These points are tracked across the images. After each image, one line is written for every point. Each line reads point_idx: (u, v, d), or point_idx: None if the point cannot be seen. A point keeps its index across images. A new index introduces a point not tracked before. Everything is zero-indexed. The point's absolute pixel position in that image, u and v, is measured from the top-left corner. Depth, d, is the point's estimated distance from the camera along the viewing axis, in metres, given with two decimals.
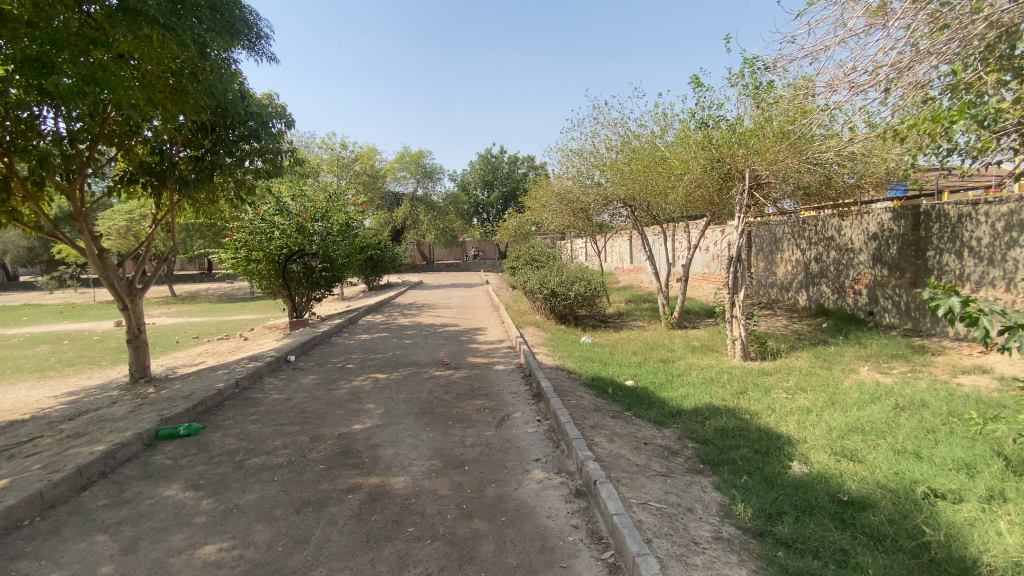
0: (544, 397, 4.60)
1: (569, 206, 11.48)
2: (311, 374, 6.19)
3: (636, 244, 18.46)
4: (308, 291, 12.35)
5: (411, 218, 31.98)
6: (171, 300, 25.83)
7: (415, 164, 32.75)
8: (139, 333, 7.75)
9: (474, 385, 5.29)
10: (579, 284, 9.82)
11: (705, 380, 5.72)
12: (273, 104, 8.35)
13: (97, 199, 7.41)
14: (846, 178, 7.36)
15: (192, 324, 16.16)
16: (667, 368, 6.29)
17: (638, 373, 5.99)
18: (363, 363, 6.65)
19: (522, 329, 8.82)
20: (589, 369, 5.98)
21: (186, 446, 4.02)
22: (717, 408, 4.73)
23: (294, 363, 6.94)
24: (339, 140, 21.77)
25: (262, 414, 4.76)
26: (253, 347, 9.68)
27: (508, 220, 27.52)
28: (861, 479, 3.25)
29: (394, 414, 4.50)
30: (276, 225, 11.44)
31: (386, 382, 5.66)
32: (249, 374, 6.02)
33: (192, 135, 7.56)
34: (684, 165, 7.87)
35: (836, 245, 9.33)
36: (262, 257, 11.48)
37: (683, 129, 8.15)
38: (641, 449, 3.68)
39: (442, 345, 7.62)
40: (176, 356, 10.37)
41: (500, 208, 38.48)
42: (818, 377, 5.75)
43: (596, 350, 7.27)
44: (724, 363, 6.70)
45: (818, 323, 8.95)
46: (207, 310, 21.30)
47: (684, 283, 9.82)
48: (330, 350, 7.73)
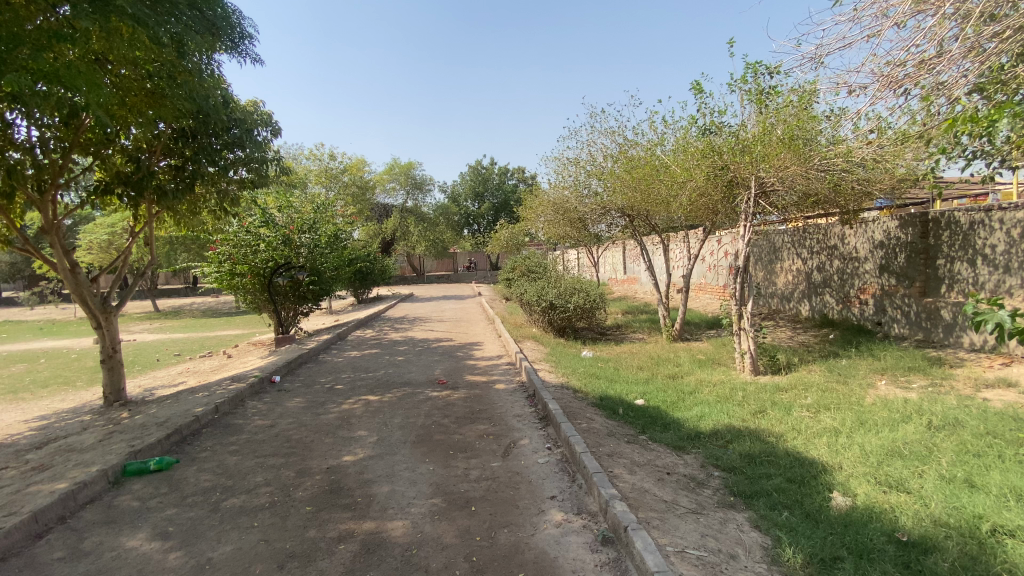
0: (553, 421, 4.24)
1: (564, 215, 11.18)
2: (297, 397, 5.75)
3: (630, 254, 18.26)
4: (294, 306, 11.89)
5: (401, 230, 31.57)
6: (154, 315, 25.08)
7: (405, 176, 32.47)
8: (113, 353, 7.22)
9: (475, 407, 4.91)
10: (578, 295, 9.49)
11: (719, 398, 5.40)
12: (258, 111, 7.98)
13: (70, 211, 6.90)
14: (854, 186, 7.16)
15: (174, 341, 15.53)
16: (676, 384, 5.96)
17: (647, 391, 5.65)
18: (353, 383, 6.23)
19: (520, 343, 8.45)
20: (595, 387, 5.63)
21: (156, 484, 3.57)
22: (739, 430, 4.39)
23: (279, 384, 6.49)
24: (328, 151, 21.41)
25: (242, 444, 4.32)
26: (237, 366, 9.18)
27: (499, 231, 27.24)
28: (915, 515, 2.92)
29: (389, 443, 4.11)
30: (261, 237, 11.01)
31: (378, 405, 5.25)
32: (230, 398, 5.57)
33: (172, 143, 7.13)
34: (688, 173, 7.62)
35: (839, 253, 9.12)
36: (247, 271, 11.05)
37: (685, 136, 7.92)
38: (665, 482, 3.32)
39: (437, 362, 7.23)
40: (155, 376, 9.82)
41: (490, 219, 38.25)
42: (836, 393, 5.46)
43: (599, 366, 6.92)
44: (735, 378, 6.38)
45: (825, 334, 8.70)
46: (190, 325, 20.64)
47: (686, 294, 9.53)
48: (317, 369, 7.29)
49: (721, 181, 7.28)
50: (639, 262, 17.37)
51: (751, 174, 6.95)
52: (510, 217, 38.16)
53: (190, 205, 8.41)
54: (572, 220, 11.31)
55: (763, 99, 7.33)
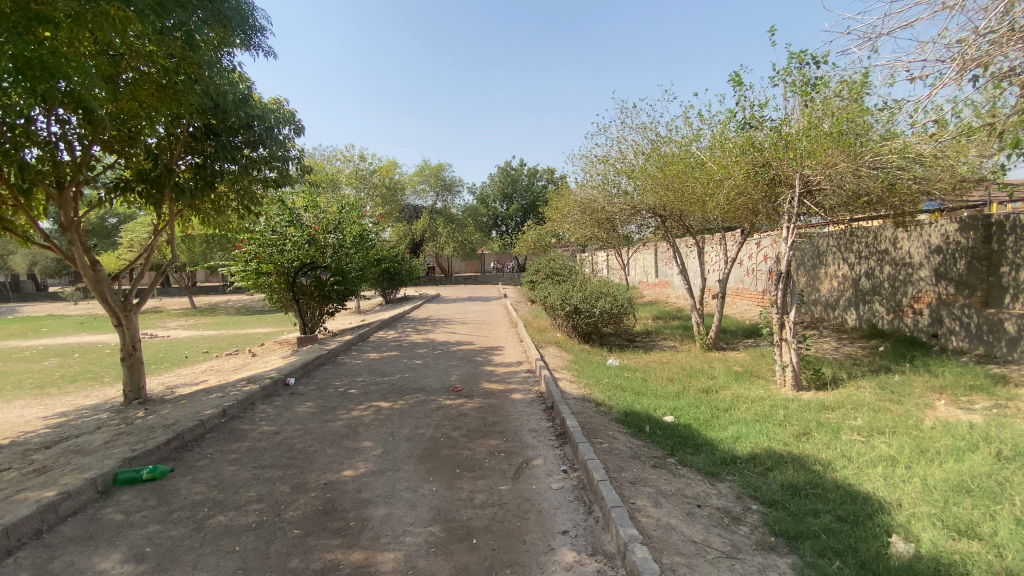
0: (571, 439, 3.87)
1: (593, 216, 10.76)
2: (307, 402, 5.55)
3: (662, 257, 17.67)
4: (318, 306, 11.84)
5: (430, 231, 31.58)
6: (191, 312, 25.78)
7: (435, 177, 32.52)
8: (133, 350, 7.27)
9: (488, 419, 4.59)
10: (604, 299, 9.06)
11: (757, 417, 4.92)
12: (280, 109, 7.90)
13: (92, 209, 6.97)
14: (910, 185, 6.53)
15: (206, 338, 15.80)
16: (710, 399, 5.49)
17: (677, 406, 5.21)
18: (367, 388, 6.00)
19: (542, 349, 8.10)
20: (619, 400, 5.23)
21: (145, 496, 3.40)
22: (778, 456, 3.92)
23: (293, 386, 6.33)
24: (359, 152, 21.52)
25: (243, 453, 4.12)
26: (259, 365, 9.16)
27: (528, 232, 26.88)
28: (995, 570, 2.43)
29: (393, 457, 3.83)
30: (288, 237, 10.97)
31: (389, 413, 4.99)
32: (240, 402, 5.42)
33: (191, 140, 7.08)
34: (724, 171, 7.15)
35: (891, 258, 8.41)
36: (272, 270, 11.04)
37: (722, 131, 7.41)
38: (695, 518, 2.92)
39: (455, 368, 6.94)
40: (180, 373, 9.90)
41: (520, 220, 37.94)
42: (890, 414, 4.89)
43: (626, 376, 6.51)
44: (775, 394, 5.86)
45: (874, 346, 8.02)
46: (224, 323, 21.06)
47: (721, 300, 8.98)
48: (333, 371, 7.10)
49: (761, 179, 6.77)
50: (672, 265, 16.77)
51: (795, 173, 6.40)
52: (539, 219, 37.79)
53: (214, 203, 8.39)
54: (601, 221, 10.87)
55: (809, 91, 6.76)
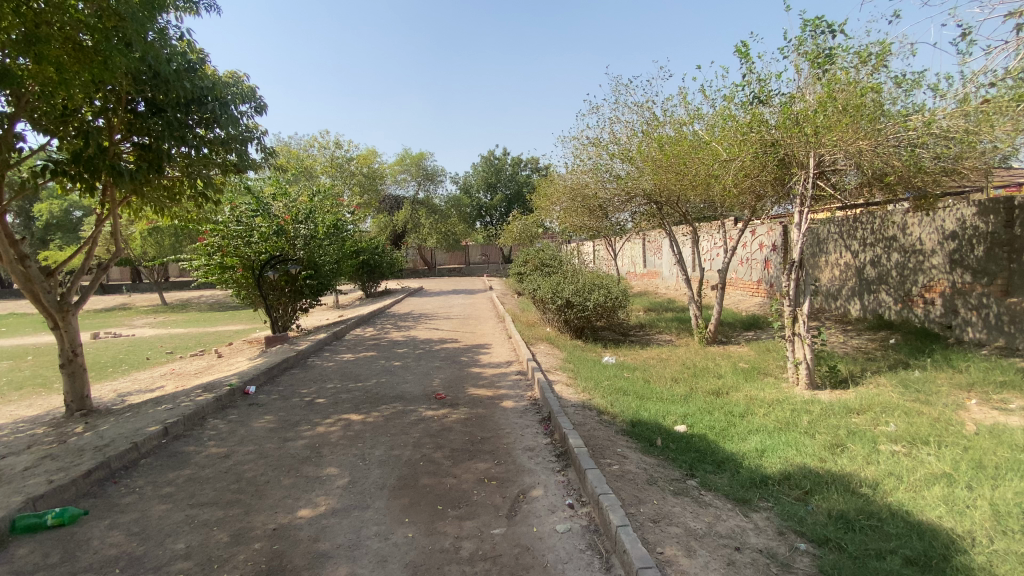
0: (575, 462, 3.25)
1: (583, 203, 10.13)
2: (267, 415, 4.84)
3: (650, 247, 17.27)
4: (289, 302, 11.03)
5: (412, 222, 30.68)
6: (159, 309, 24.51)
7: (417, 166, 31.60)
8: (73, 356, 6.43)
9: (476, 435, 3.94)
10: (598, 291, 8.46)
11: (779, 424, 4.35)
12: (238, 84, 7.09)
13: (20, 197, 6.07)
14: (930, 164, 6.03)
15: (172, 338, 14.82)
16: (723, 403, 4.92)
17: (688, 413, 4.63)
18: (336, 397, 5.29)
19: (533, 347, 7.48)
20: (623, 407, 4.62)
21: (46, 549, 2.69)
22: (817, 478, 3.35)
23: (253, 395, 5.59)
24: (336, 139, 20.55)
25: (180, 485, 3.41)
26: (223, 368, 8.37)
27: (513, 223, 26.20)
28: None
29: (362, 488, 3.17)
30: (255, 227, 10.17)
31: (360, 428, 4.32)
32: (187, 418, 4.68)
33: (130, 115, 6.20)
34: (730, 149, 6.58)
35: (899, 246, 7.96)
36: (237, 264, 10.24)
37: (723, 108, 6.79)
38: (738, 572, 2.33)
39: (437, 370, 6.27)
40: (135, 378, 9.03)
41: (504, 210, 37.17)
42: (924, 419, 4.39)
43: (626, 376, 5.92)
44: (791, 394, 5.33)
45: (884, 339, 7.58)
46: (195, 320, 19.95)
47: (720, 292, 8.44)
48: (302, 376, 6.37)
49: (770, 159, 6.20)
50: (661, 254, 16.30)
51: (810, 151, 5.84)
52: (524, 208, 37.14)
53: (165, 188, 7.56)
54: (592, 209, 10.24)
55: (820, 64, 6.17)
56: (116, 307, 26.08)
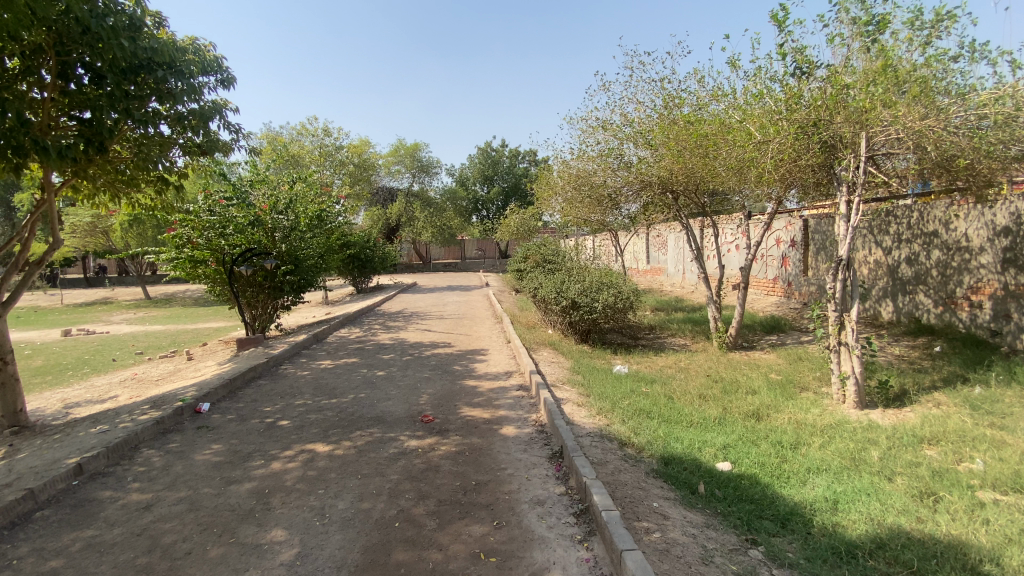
0: (604, 531, 2.41)
1: (588, 192, 9.24)
2: (214, 444, 3.96)
3: (655, 242, 16.50)
4: (267, 300, 10.11)
5: (406, 214, 29.68)
6: (142, 304, 23.47)
7: (411, 158, 30.68)
8: (4, 363, 5.53)
9: (471, 479, 3.10)
10: (606, 290, 7.59)
11: (843, 461, 3.52)
12: (195, 50, 6.24)
13: None
14: (996, 148, 5.20)
15: (146, 336, 13.83)
16: (766, 431, 4.07)
17: (728, 445, 3.80)
18: (302, 419, 4.42)
19: (534, 354, 6.62)
20: (649, 437, 3.79)
21: None
22: (921, 550, 2.51)
23: (205, 415, 4.71)
24: (326, 127, 19.61)
25: (73, 557, 2.55)
26: (189, 376, 7.44)
27: (510, 216, 25.31)
28: None
29: (312, 568, 2.31)
30: (230, 217, 9.26)
31: (325, 465, 3.46)
32: (113, 450, 3.81)
33: (67, 84, 5.31)
34: (763, 132, 5.75)
35: (940, 242, 7.14)
36: (209, 258, 9.35)
37: (754, 85, 5.93)
38: None
39: (425, 383, 5.41)
40: (91, 385, 8.04)
41: (501, 203, 36.31)
42: (1018, 453, 3.58)
43: (645, 392, 5.07)
44: (843, 417, 4.50)
45: (926, 346, 6.77)
46: (176, 317, 18.95)
47: (742, 292, 7.60)
48: (268, 389, 5.49)
49: (809, 141, 5.40)
50: (666, 249, 15.59)
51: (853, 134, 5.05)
52: (521, 202, 36.28)
53: (119, 172, 6.74)
54: (598, 202, 9.36)
55: (872, 31, 5.29)
56: (97, 301, 24.97)
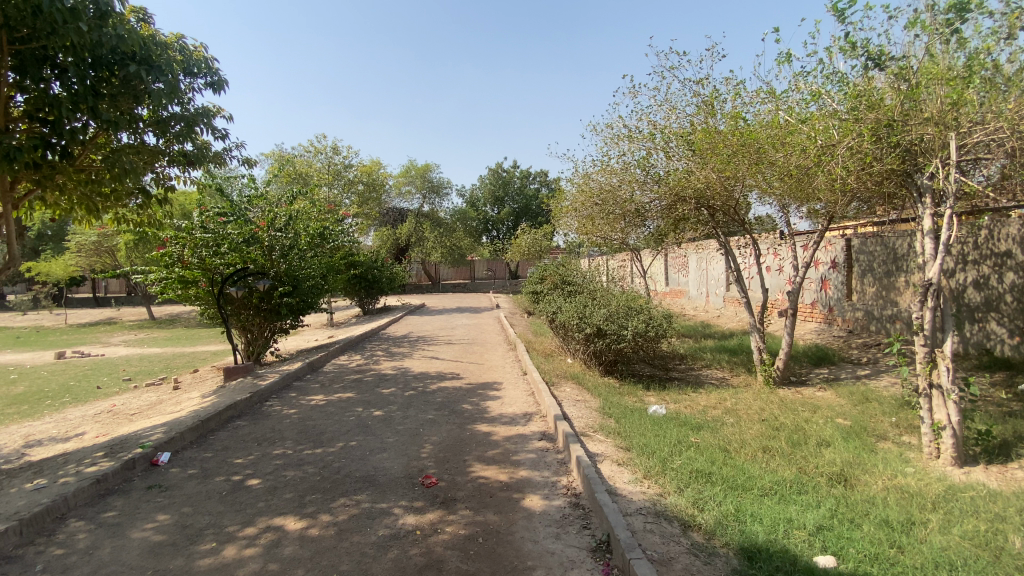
0: None
1: (611, 209, 8.49)
2: (161, 515, 3.13)
3: (674, 263, 15.72)
4: (262, 324, 9.35)
5: (416, 235, 29.11)
6: (145, 325, 22.85)
7: (422, 178, 30.24)
8: None
9: None
10: (635, 316, 6.75)
11: (987, 554, 2.62)
12: (182, 49, 5.64)
13: None
14: None
15: (138, 360, 13.05)
16: (864, 506, 3.15)
17: (823, 527, 2.88)
18: (275, 478, 3.58)
19: (557, 390, 5.76)
20: (717, 515, 2.91)
21: None
22: None
23: (162, 469, 3.89)
24: (335, 145, 19.18)
25: None
26: (168, 410, 6.63)
27: (521, 237, 24.65)
28: None
29: None
30: (225, 235, 8.60)
31: (294, 552, 2.62)
32: (31, 522, 2.99)
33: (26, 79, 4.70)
34: (826, 135, 4.99)
35: (1016, 263, 6.24)
36: (200, 278, 8.64)
37: (811, 83, 5.18)
38: None
39: (428, 428, 4.55)
40: (62, 419, 7.24)
41: (511, 224, 35.82)
42: None
43: (695, 443, 4.19)
44: (953, 482, 3.59)
45: (1013, 382, 5.81)
46: (176, 339, 18.24)
47: (791, 320, 6.71)
48: (246, 433, 4.67)
49: (878, 144, 4.64)
50: (687, 271, 14.78)
51: (931, 136, 4.31)
52: (533, 223, 35.74)
53: (91, 180, 6.07)
54: (623, 219, 8.56)
55: (955, 19, 4.55)
56: (101, 322, 24.47)
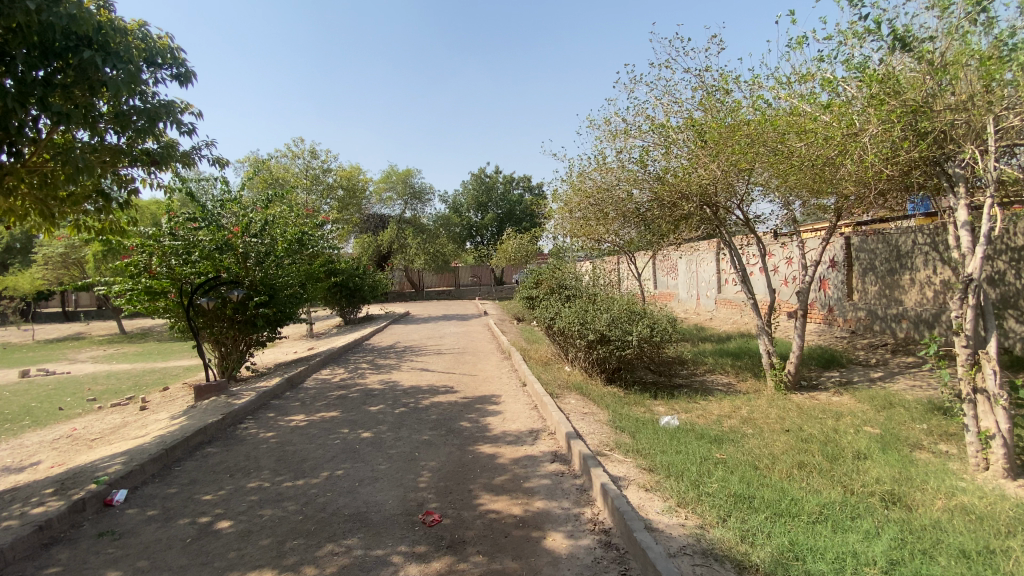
0: None
1: (607, 209, 8.12)
2: (110, 572, 2.60)
3: (662, 265, 15.46)
4: (237, 337, 8.74)
5: (399, 242, 28.51)
6: (116, 340, 21.79)
7: (404, 184, 29.68)
8: None
9: None
10: (640, 321, 6.35)
11: None
12: (143, 36, 5.07)
13: None
14: None
15: (104, 378, 12.22)
16: (932, 534, 2.77)
17: (895, 562, 2.48)
18: (250, 520, 3.06)
19: (561, 403, 5.32)
20: (774, 552, 2.49)
21: None
22: None
23: (116, 512, 3.33)
24: (314, 150, 18.54)
25: None
26: (131, 434, 6.00)
27: (506, 242, 24.24)
28: None
29: None
30: (195, 242, 7.98)
31: None
32: None
33: None
34: (844, 124, 4.70)
35: None
36: (169, 288, 8.01)
37: (824, 70, 4.90)
38: None
39: (425, 450, 4.06)
40: (13, 446, 6.53)
41: (495, 229, 35.46)
42: None
43: (725, 461, 3.77)
44: (1015, 498, 3.24)
45: None
46: (147, 354, 17.31)
47: (801, 321, 6.39)
48: (217, 463, 4.11)
49: (904, 131, 4.35)
50: (676, 273, 14.51)
51: (967, 121, 4.03)
52: (517, 228, 35.41)
53: (44, 184, 5.43)
54: (619, 219, 8.20)
55: None
56: (68, 337, 23.27)
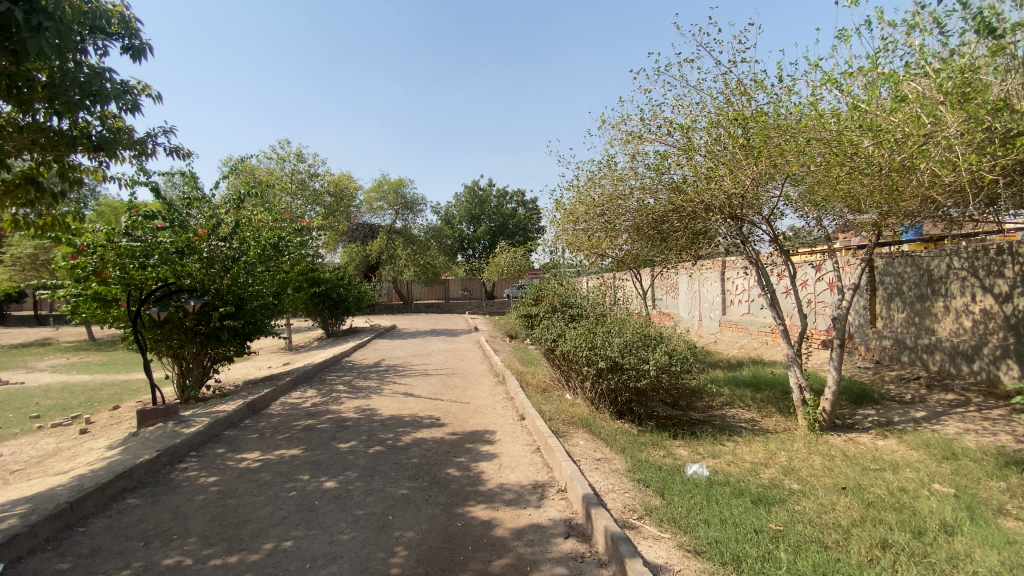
0: None
1: (616, 220, 7.34)
2: None
3: (664, 283, 14.69)
4: (199, 352, 7.81)
5: (388, 252, 27.57)
6: (83, 347, 20.53)
7: (395, 194, 28.84)
8: None
9: None
10: (656, 347, 5.54)
11: None
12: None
13: None
14: None
15: (55, 391, 11.09)
16: None
17: None
18: None
19: (567, 444, 4.47)
20: None
21: None
22: None
23: None
24: (300, 153, 17.63)
25: None
26: (56, 468, 5.04)
27: (499, 255, 23.44)
28: None
29: None
30: (153, 244, 7.07)
31: None
32: None
33: None
34: (916, 125, 4.16)
35: None
36: (121, 295, 7.08)
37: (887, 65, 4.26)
38: None
39: (402, 512, 3.19)
40: None
41: (487, 243, 34.64)
42: None
43: (784, 536, 2.95)
44: None
45: None
46: (113, 364, 16.12)
47: (839, 351, 5.62)
48: (135, 523, 3.21)
49: None
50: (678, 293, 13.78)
51: None
52: (510, 242, 34.61)
53: None
54: (628, 233, 7.43)
55: None
56: (32, 343, 21.82)
